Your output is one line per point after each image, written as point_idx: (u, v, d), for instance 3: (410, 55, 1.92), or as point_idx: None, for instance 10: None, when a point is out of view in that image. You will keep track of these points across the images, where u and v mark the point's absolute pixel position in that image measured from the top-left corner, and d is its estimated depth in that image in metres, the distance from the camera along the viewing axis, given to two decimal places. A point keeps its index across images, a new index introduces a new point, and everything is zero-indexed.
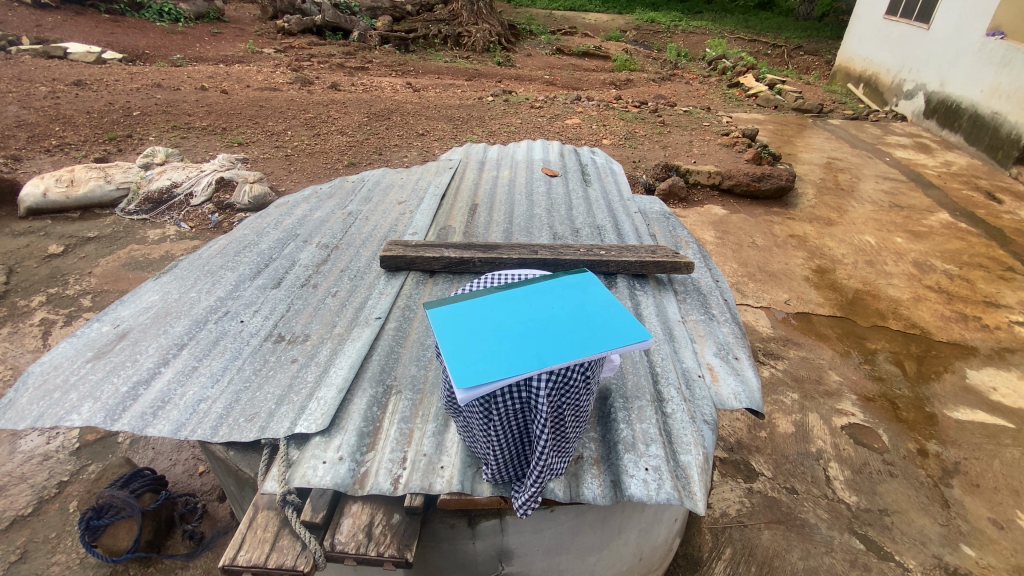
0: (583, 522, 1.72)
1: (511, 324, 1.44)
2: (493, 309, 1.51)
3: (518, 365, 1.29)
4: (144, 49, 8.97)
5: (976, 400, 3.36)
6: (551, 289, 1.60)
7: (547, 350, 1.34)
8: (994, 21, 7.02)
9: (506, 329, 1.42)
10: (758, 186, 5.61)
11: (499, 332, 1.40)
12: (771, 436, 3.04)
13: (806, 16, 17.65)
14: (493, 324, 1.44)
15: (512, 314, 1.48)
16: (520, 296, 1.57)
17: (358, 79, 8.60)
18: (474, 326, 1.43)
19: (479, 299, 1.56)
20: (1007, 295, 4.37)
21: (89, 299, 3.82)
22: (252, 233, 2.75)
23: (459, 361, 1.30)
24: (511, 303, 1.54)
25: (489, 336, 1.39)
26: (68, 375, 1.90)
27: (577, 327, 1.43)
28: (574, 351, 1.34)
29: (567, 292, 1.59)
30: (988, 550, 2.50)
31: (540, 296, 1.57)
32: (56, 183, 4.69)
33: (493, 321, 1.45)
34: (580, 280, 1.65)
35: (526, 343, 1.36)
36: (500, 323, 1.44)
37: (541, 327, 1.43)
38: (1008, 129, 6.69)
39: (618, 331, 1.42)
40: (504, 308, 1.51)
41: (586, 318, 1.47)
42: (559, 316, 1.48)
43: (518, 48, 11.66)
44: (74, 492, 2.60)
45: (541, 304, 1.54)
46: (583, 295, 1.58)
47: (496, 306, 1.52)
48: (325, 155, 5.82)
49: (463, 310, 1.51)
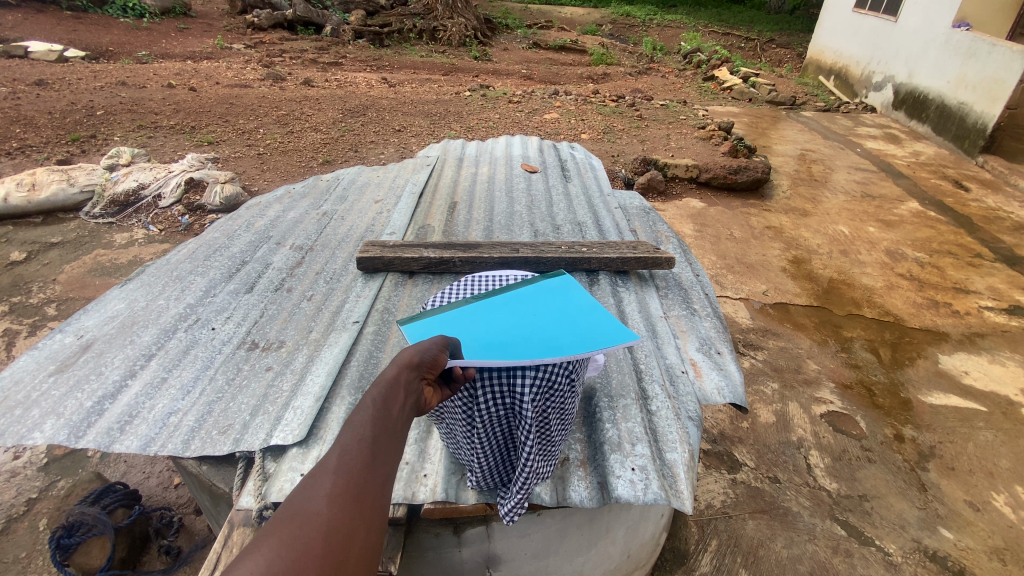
0: (569, 524, 1.71)
1: (494, 329, 1.41)
2: (476, 315, 1.47)
3: (508, 368, 1.24)
4: (107, 46, 8.63)
5: (949, 384, 3.46)
6: (531, 294, 1.59)
7: (535, 355, 1.29)
8: (961, 13, 7.30)
9: (491, 334, 1.39)
10: (734, 178, 5.67)
11: (482, 338, 1.36)
12: (753, 426, 3.07)
13: (778, 10, 18.01)
14: (477, 331, 1.39)
15: (495, 322, 1.45)
16: (500, 304, 1.54)
17: (332, 75, 8.42)
18: (457, 333, 1.38)
19: (459, 306, 1.52)
20: (976, 281, 4.51)
21: (53, 307, 3.66)
22: (223, 236, 2.65)
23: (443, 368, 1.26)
24: (493, 310, 1.51)
25: (474, 341, 1.35)
26: (29, 391, 1.79)
27: (564, 332, 1.40)
28: (563, 355, 1.30)
29: (549, 298, 1.57)
30: (966, 532, 2.57)
31: (522, 302, 1.55)
32: (17, 187, 4.48)
33: (476, 328, 1.41)
34: (559, 285, 1.64)
35: (515, 350, 1.31)
36: (483, 330, 1.40)
37: (526, 331, 1.40)
38: (974, 118, 6.87)
39: (606, 334, 1.38)
40: (487, 314, 1.48)
41: (572, 322, 1.45)
42: (544, 322, 1.45)
43: (494, 42, 11.58)
44: (43, 509, 2.48)
45: (523, 309, 1.51)
46: (565, 301, 1.56)
47: (479, 311, 1.49)
48: (298, 153, 5.68)
49: (444, 317, 1.45)
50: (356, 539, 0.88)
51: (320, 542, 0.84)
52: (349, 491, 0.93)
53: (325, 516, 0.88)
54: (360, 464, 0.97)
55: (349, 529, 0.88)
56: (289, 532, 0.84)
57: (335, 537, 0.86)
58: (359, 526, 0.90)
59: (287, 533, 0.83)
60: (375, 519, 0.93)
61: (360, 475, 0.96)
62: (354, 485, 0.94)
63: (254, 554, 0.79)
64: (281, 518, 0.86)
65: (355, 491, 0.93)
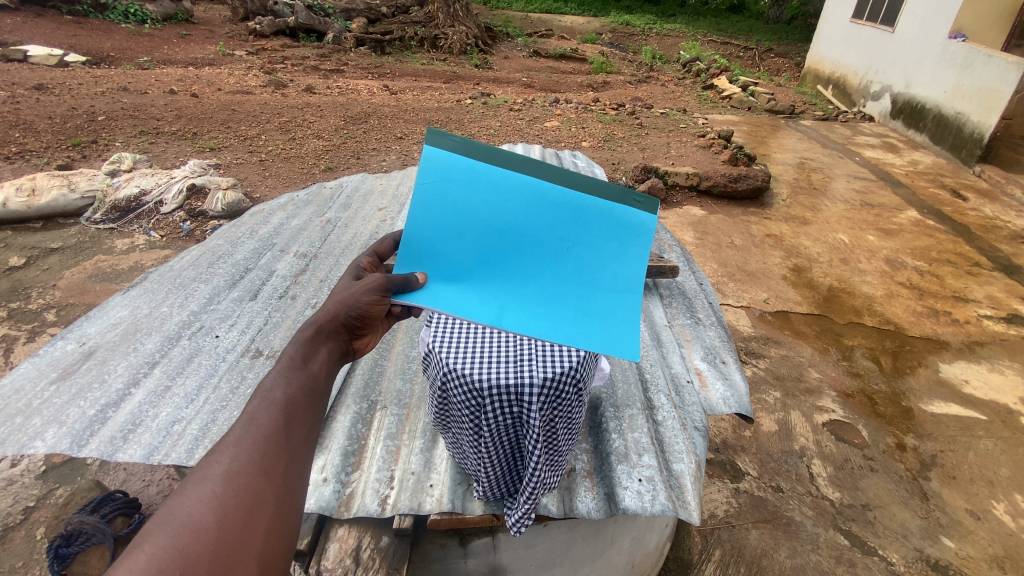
0: (575, 534, 1.72)
1: (507, 235, 1.25)
2: (507, 201, 1.26)
3: (467, 309, 1.12)
4: (109, 52, 8.66)
5: (949, 393, 3.46)
6: (597, 219, 1.29)
7: (512, 310, 1.14)
8: (957, 23, 7.37)
9: (495, 242, 1.24)
10: (734, 186, 5.70)
11: (482, 247, 1.23)
12: (756, 435, 3.05)
13: (777, 19, 18.17)
14: (481, 242, 1.23)
15: (514, 241, 1.25)
16: (550, 204, 1.28)
17: (333, 82, 8.46)
18: (458, 226, 1.23)
19: (507, 174, 1.28)
20: (974, 289, 4.52)
21: (53, 313, 3.65)
22: (227, 243, 2.65)
23: (416, 258, 1.20)
24: (534, 210, 1.27)
25: (469, 244, 1.22)
26: (30, 399, 1.78)
27: (570, 300, 1.20)
28: (538, 318, 1.15)
29: (606, 240, 1.28)
30: (967, 541, 2.56)
31: (573, 221, 1.28)
32: (17, 192, 4.47)
33: (483, 237, 1.24)
34: (638, 231, 1.30)
35: (497, 289, 1.19)
36: (489, 247, 1.23)
37: (534, 268, 1.24)
38: (971, 128, 6.91)
39: (615, 330, 1.15)
40: (521, 211, 1.26)
41: (598, 290, 1.23)
42: (564, 275, 1.24)
43: (495, 50, 11.66)
44: (41, 518, 2.46)
45: (564, 230, 1.27)
46: (618, 258, 1.27)
47: (515, 202, 1.27)
48: (300, 160, 5.70)
49: (475, 176, 1.25)
50: (263, 518, 0.87)
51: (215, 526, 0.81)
52: (255, 467, 0.90)
53: (219, 497, 0.84)
54: (266, 437, 0.95)
55: (256, 500, 0.88)
56: (180, 518, 0.80)
57: (237, 518, 0.84)
58: (266, 504, 0.88)
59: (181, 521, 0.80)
60: (281, 494, 0.91)
61: (266, 447, 0.93)
62: (261, 461, 0.92)
63: (142, 549, 0.76)
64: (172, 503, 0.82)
65: (263, 463, 0.91)
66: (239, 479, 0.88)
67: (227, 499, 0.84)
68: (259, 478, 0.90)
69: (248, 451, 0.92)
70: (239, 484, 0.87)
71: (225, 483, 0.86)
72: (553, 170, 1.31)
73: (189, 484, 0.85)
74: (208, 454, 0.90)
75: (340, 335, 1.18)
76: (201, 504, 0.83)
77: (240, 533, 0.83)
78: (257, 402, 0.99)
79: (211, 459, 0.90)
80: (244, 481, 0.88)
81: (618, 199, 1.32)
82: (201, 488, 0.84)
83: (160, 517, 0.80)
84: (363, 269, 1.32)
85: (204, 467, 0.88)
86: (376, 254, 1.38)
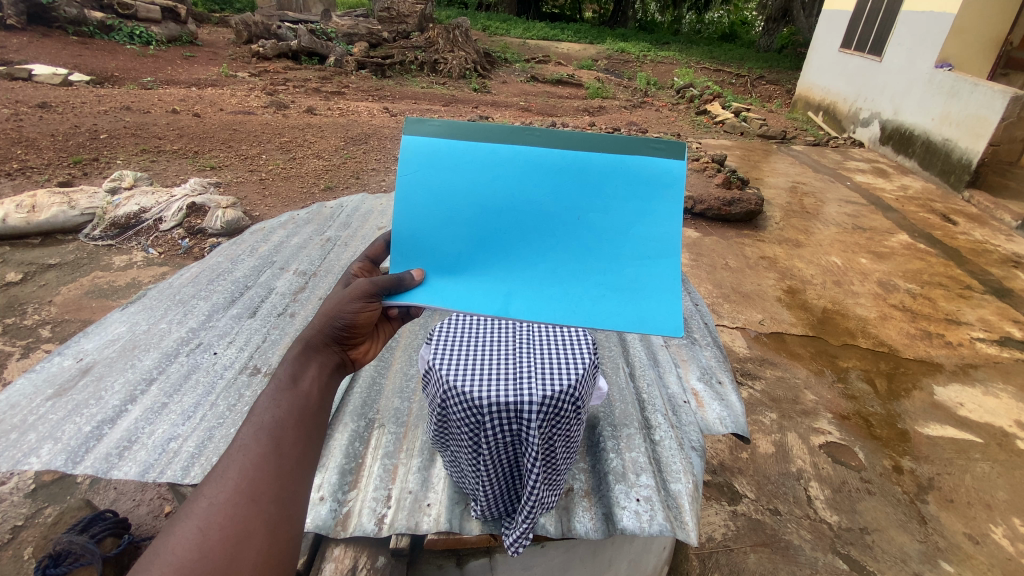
0: (572, 556, 1.72)
1: (505, 212, 1.31)
2: (500, 179, 1.32)
3: (470, 298, 1.22)
4: (113, 72, 8.78)
5: (944, 415, 3.47)
6: (608, 177, 1.31)
7: (519, 298, 1.23)
8: (944, 52, 7.54)
9: (495, 220, 1.31)
10: (728, 210, 5.80)
11: (477, 231, 1.30)
12: (753, 457, 3.04)
13: (767, 47, 18.71)
14: (478, 220, 1.31)
15: (515, 217, 1.31)
16: (549, 173, 1.32)
17: (334, 103, 8.59)
18: (452, 211, 1.30)
19: (495, 147, 1.33)
20: (966, 312, 4.58)
21: (48, 329, 3.63)
22: (226, 260, 2.67)
23: (413, 254, 1.28)
24: (534, 180, 1.31)
25: (463, 230, 1.29)
26: (25, 415, 1.77)
27: (584, 278, 1.27)
28: (546, 302, 1.23)
29: (624, 200, 1.30)
30: (966, 565, 2.55)
31: (577, 187, 1.31)
32: (17, 209, 4.49)
33: (478, 213, 1.31)
34: (665, 181, 1.29)
35: (503, 272, 1.27)
36: (489, 225, 1.30)
37: (543, 243, 1.30)
38: (959, 154, 7.07)
39: (634, 305, 1.22)
40: (517, 184, 1.31)
41: (605, 262, 1.28)
42: (571, 252, 1.29)
43: (493, 75, 11.93)
44: (29, 537, 2.41)
45: (568, 197, 1.31)
46: (641, 217, 1.29)
47: (509, 175, 1.32)
48: (300, 179, 5.77)
49: (459, 157, 1.33)
50: (252, 544, 0.89)
51: (201, 561, 0.84)
52: (244, 499, 0.92)
53: (204, 534, 0.87)
54: (258, 466, 0.96)
55: (245, 529, 0.90)
56: (168, 556, 0.84)
57: (225, 550, 0.86)
58: (257, 532, 0.90)
59: (174, 560, 0.83)
60: (275, 521, 0.93)
61: (255, 476, 0.95)
62: (250, 493, 0.93)
63: None
64: (157, 549, 0.85)
65: (250, 489, 0.93)
66: (224, 513, 0.90)
67: (212, 531, 0.87)
68: (244, 506, 0.91)
69: (234, 482, 0.94)
70: (225, 516, 0.90)
71: (210, 517, 0.89)
72: (547, 134, 1.34)
73: (176, 520, 0.88)
74: (197, 487, 0.93)
75: (331, 347, 1.17)
76: (186, 540, 0.86)
77: (227, 563, 0.86)
78: (246, 429, 1.01)
79: (199, 492, 0.93)
80: (229, 513, 0.90)
81: (627, 148, 1.32)
82: (186, 524, 0.88)
83: (148, 557, 0.84)
84: (355, 275, 1.32)
85: (193, 502, 0.91)
86: (369, 259, 1.38)
